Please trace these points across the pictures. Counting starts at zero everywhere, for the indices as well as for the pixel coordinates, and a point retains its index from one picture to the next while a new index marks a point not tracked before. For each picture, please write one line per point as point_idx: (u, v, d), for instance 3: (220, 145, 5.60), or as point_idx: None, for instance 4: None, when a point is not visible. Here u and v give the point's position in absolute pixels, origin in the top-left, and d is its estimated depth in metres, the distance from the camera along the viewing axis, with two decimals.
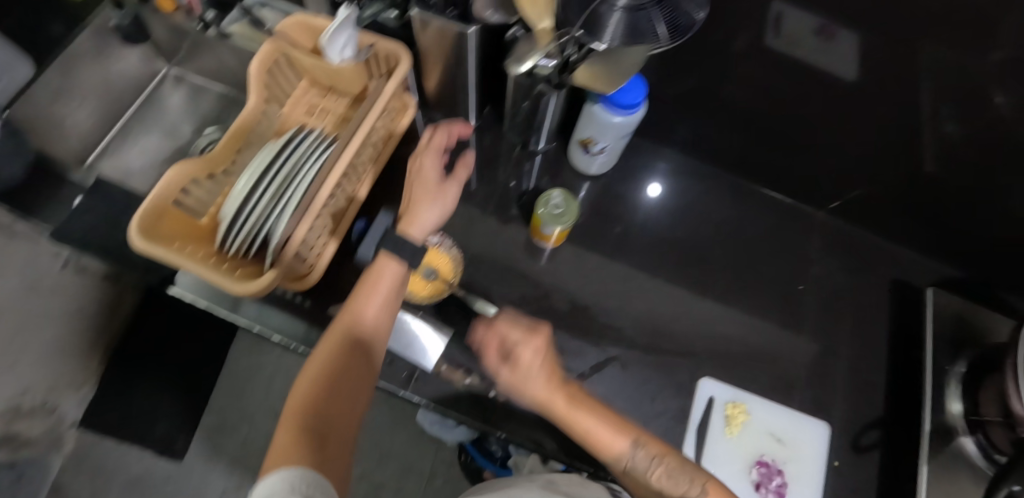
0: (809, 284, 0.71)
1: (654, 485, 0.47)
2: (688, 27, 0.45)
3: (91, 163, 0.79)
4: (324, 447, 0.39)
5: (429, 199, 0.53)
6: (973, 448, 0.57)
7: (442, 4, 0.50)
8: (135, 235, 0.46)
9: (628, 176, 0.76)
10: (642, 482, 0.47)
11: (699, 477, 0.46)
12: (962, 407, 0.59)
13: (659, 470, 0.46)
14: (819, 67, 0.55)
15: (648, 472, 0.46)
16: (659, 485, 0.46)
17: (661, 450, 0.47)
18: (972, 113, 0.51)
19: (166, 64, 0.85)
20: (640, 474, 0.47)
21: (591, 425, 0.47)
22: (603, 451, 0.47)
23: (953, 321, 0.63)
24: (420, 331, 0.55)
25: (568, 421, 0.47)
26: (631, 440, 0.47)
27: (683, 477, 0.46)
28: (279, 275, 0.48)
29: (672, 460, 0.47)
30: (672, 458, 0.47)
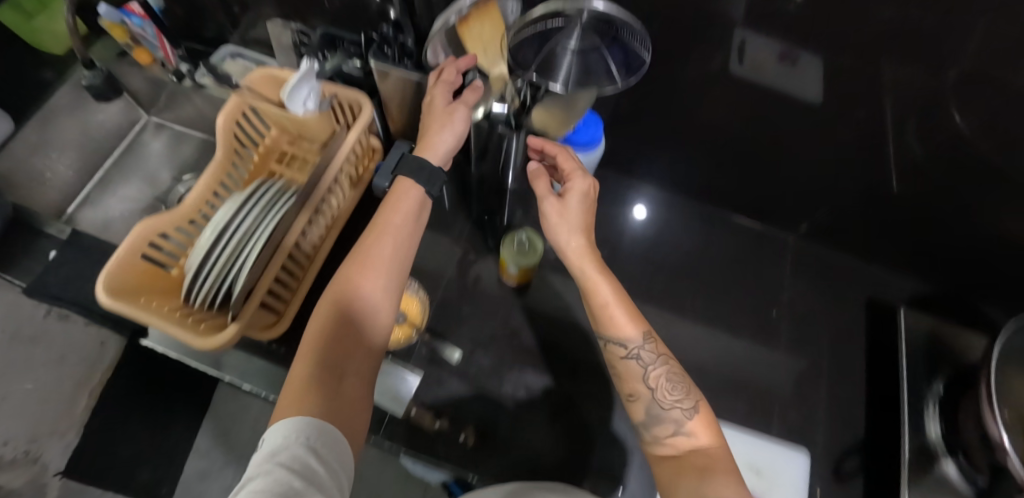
0: (781, 309, 0.71)
1: (648, 383, 0.45)
2: (639, 66, 0.48)
3: (71, 213, 0.79)
4: (341, 382, 0.41)
5: (439, 125, 0.51)
6: (954, 473, 0.56)
7: (398, 55, 0.54)
8: (101, 293, 0.46)
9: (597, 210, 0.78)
10: (638, 375, 0.45)
11: (693, 395, 0.45)
12: (940, 429, 0.58)
13: (659, 371, 0.45)
14: (782, 91, 0.56)
15: (649, 370, 0.45)
16: (652, 385, 0.45)
17: (666, 354, 0.46)
18: (935, 126, 0.52)
19: (146, 113, 0.87)
20: (639, 366, 0.45)
21: (615, 297, 0.45)
22: (615, 328, 0.45)
23: (925, 341, 0.64)
24: (388, 379, 0.56)
25: (596, 278, 0.45)
26: (644, 331, 0.45)
27: (680, 388, 0.44)
28: (243, 327, 0.48)
29: (674, 367, 0.45)
30: (677, 367, 0.46)
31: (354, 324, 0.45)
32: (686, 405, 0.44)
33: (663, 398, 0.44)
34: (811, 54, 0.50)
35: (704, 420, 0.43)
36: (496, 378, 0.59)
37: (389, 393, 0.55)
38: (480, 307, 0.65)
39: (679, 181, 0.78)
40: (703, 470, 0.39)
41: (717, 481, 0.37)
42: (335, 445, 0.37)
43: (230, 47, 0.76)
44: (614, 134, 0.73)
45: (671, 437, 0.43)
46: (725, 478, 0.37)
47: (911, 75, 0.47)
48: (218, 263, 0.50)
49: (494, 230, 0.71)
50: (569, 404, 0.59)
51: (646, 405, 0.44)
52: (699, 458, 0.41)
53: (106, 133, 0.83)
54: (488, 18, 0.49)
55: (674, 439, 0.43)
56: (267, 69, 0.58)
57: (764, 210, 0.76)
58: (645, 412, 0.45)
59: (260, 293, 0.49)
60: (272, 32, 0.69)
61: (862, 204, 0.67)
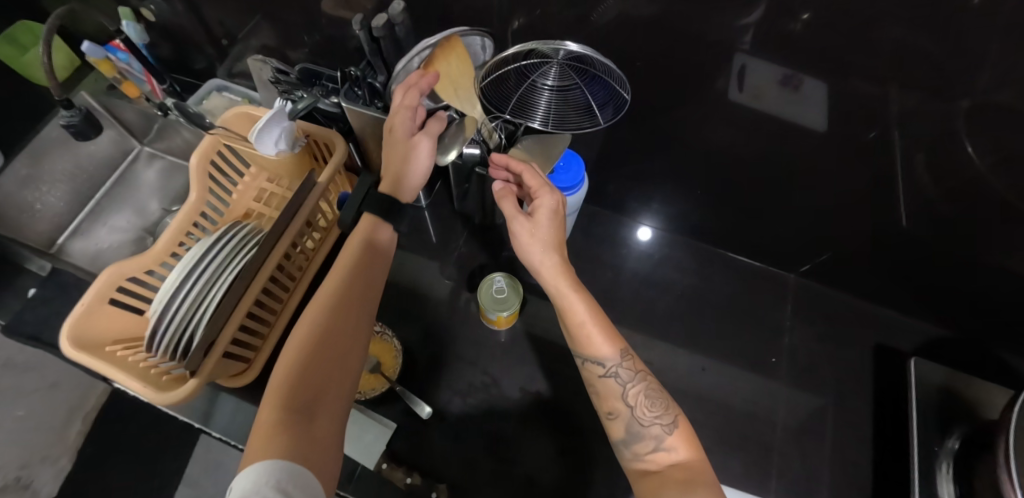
0: (781, 355, 0.68)
1: (627, 401, 0.42)
2: (615, 106, 0.49)
3: (61, 243, 0.80)
4: (311, 424, 0.39)
5: (403, 158, 0.50)
6: None
7: (369, 96, 0.55)
8: (66, 343, 0.45)
9: (587, 249, 0.75)
10: (616, 394, 0.42)
11: (673, 410, 0.42)
12: (955, 494, 0.53)
13: (638, 388, 0.42)
14: (785, 119, 0.52)
15: (628, 387, 0.42)
16: (632, 402, 0.42)
17: (645, 370, 0.43)
18: (949, 160, 0.48)
19: (139, 143, 0.87)
20: (617, 386, 0.42)
21: (590, 314, 0.42)
22: (591, 347, 0.43)
23: (939, 393, 0.59)
24: (358, 426, 0.54)
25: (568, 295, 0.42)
26: (620, 348, 0.43)
27: (660, 403, 0.42)
28: (203, 380, 0.46)
29: (652, 381, 0.43)
30: (656, 384, 0.43)
31: (325, 357, 0.43)
32: (666, 420, 0.41)
33: (642, 414, 0.41)
34: (815, 83, 0.47)
35: (685, 436, 0.40)
36: (472, 428, 0.57)
37: (357, 443, 0.52)
38: (461, 349, 0.62)
39: (672, 216, 0.75)
40: (686, 487, 0.36)
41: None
42: (306, 484, 0.35)
43: (216, 81, 0.75)
44: (605, 170, 0.71)
45: (651, 455, 0.40)
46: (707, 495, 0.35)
47: (922, 107, 0.44)
48: (182, 311, 0.48)
49: (478, 268, 0.69)
50: (551, 457, 0.56)
51: (625, 422, 0.41)
52: (681, 474, 0.38)
53: (99, 163, 0.84)
54: (455, 53, 0.49)
55: (655, 455, 0.40)
56: (242, 107, 0.58)
57: (762, 247, 0.73)
58: (625, 431, 0.42)
59: (224, 344, 0.47)
60: (253, 68, 0.67)
61: (867, 243, 0.64)
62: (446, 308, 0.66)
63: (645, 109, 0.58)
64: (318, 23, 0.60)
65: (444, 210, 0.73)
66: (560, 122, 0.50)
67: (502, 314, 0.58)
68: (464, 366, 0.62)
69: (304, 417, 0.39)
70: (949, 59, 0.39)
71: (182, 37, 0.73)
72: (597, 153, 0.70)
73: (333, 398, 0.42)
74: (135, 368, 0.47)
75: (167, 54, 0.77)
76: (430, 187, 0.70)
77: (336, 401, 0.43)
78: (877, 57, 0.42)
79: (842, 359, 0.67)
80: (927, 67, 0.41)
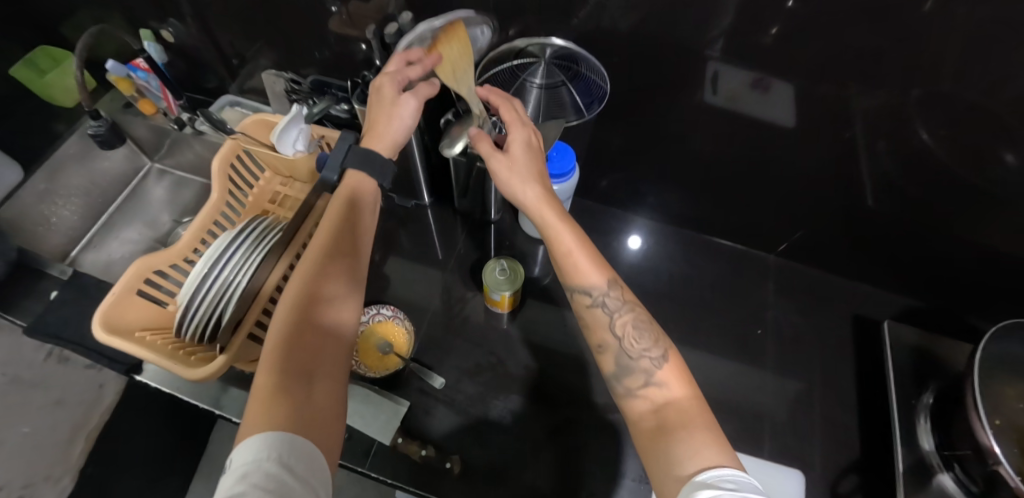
0: (767, 328, 0.72)
1: (615, 332, 0.46)
2: (598, 95, 0.57)
3: (75, 256, 0.83)
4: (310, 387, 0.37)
5: (387, 116, 0.50)
6: (952, 485, 0.55)
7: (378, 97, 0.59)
8: (98, 328, 0.48)
9: None
10: (605, 324, 0.46)
11: (662, 343, 0.45)
12: (933, 443, 0.57)
13: (626, 318, 0.46)
14: (755, 115, 0.58)
15: (616, 316, 0.46)
16: (620, 334, 0.46)
17: (633, 301, 0.47)
18: (900, 140, 0.54)
19: (150, 160, 0.91)
20: (606, 315, 0.46)
21: (573, 242, 0.46)
22: (581, 276, 0.47)
23: (912, 354, 0.64)
24: (375, 404, 0.57)
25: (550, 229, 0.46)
26: (608, 279, 0.46)
27: (648, 338, 0.45)
28: (230, 359, 0.49)
29: (641, 313, 0.47)
30: (644, 314, 0.47)
31: (315, 324, 0.41)
32: (655, 354, 0.44)
33: (631, 347, 0.45)
34: (780, 82, 0.53)
35: (674, 371, 0.43)
36: (481, 408, 0.60)
37: (374, 423, 0.55)
38: (468, 337, 0.66)
39: (659, 208, 0.81)
40: (680, 424, 0.39)
41: (692, 435, 0.38)
42: (312, 461, 0.33)
43: (229, 96, 0.81)
44: (593, 164, 0.77)
45: (642, 389, 0.43)
46: (702, 432, 0.38)
47: (877, 94, 0.50)
48: (208, 296, 0.52)
49: (479, 264, 0.73)
50: (557, 434, 0.59)
51: (615, 355, 0.46)
52: (673, 410, 0.40)
53: (112, 180, 0.87)
54: (456, 37, 0.48)
55: (646, 390, 0.43)
56: (261, 115, 0.63)
57: (745, 233, 0.78)
58: (615, 362, 0.46)
59: (249, 324, 0.51)
60: (266, 82, 0.74)
61: (840, 225, 0.69)
62: (450, 295, 0.70)
63: (631, 110, 0.64)
64: (328, 41, 0.66)
65: (445, 211, 0.77)
66: (550, 113, 0.58)
67: (501, 293, 0.62)
68: (470, 349, 0.65)
69: (304, 382, 0.37)
70: (890, 51, 0.45)
71: (198, 57, 0.78)
72: (588, 152, 0.75)
73: (330, 366, 0.40)
74: (164, 350, 0.50)
75: (182, 74, 0.82)
76: (431, 187, 0.75)
77: (332, 369, 0.40)
78: (833, 52, 0.48)
79: (826, 335, 0.72)
80: (873, 60, 0.47)
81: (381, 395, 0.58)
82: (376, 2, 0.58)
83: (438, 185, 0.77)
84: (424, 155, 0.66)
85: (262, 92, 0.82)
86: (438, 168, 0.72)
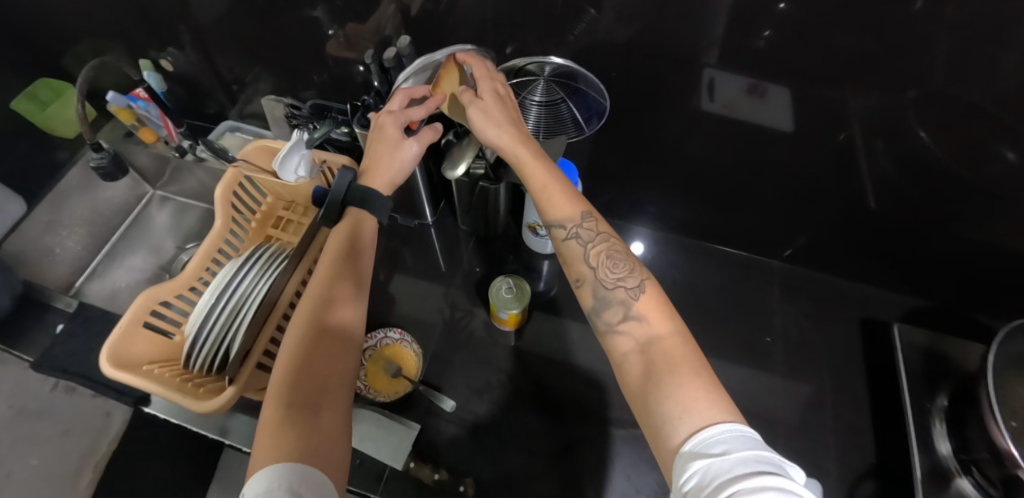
0: (776, 335, 0.72)
1: (590, 264, 0.45)
2: (598, 111, 0.58)
3: (79, 286, 0.81)
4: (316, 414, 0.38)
5: (388, 156, 0.51)
6: (971, 489, 0.54)
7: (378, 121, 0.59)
8: (106, 362, 0.48)
9: None
10: (579, 256, 0.45)
11: (639, 274, 0.43)
12: (950, 446, 0.57)
13: (601, 247, 0.45)
14: (753, 121, 0.59)
15: (591, 247, 0.45)
16: (594, 264, 0.44)
17: (609, 233, 0.46)
18: (899, 142, 0.54)
19: (151, 187, 0.91)
20: (580, 247, 0.45)
21: (544, 176, 0.46)
22: (554, 207, 0.46)
23: (923, 355, 0.64)
24: (386, 428, 0.57)
25: (524, 164, 0.46)
26: (583, 211, 0.45)
27: (623, 267, 0.44)
28: (240, 390, 0.49)
29: (618, 245, 0.45)
30: (619, 244, 0.45)
31: (324, 348, 0.42)
32: (631, 284, 0.43)
33: (607, 278, 0.43)
34: (776, 86, 0.53)
35: (653, 303, 0.41)
36: (492, 427, 0.60)
37: (387, 445, 0.56)
38: (475, 355, 0.65)
39: (661, 216, 0.80)
40: (666, 367, 0.36)
41: (681, 380, 0.35)
42: (318, 486, 0.33)
43: (230, 122, 0.82)
44: (595, 175, 0.77)
45: (620, 322, 0.41)
46: (689, 376, 0.35)
47: (875, 98, 0.50)
48: (217, 327, 0.52)
49: (484, 280, 0.72)
50: (570, 450, 0.59)
51: (591, 288, 0.44)
52: (659, 350, 0.37)
53: (114, 208, 0.88)
54: (453, 73, 0.53)
55: (626, 325, 0.41)
56: (263, 143, 0.63)
57: (749, 239, 0.78)
58: (593, 296, 0.44)
59: (258, 354, 0.51)
60: (266, 107, 0.74)
61: (844, 227, 0.69)
62: (457, 313, 0.69)
63: (631, 121, 0.64)
64: (327, 64, 0.66)
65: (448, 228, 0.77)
66: (551, 131, 0.59)
67: (506, 312, 0.62)
68: (480, 367, 0.64)
69: (309, 412, 0.38)
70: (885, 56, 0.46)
71: (197, 85, 0.78)
72: (588, 163, 0.75)
73: (334, 388, 0.41)
74: (172, 382, 0.50)
75: (182, 101, 0.83)
76: (433, 204, 0.75)
77: (337, 393, 0.40)
78: (830, 59, 0.48)
79: (835, 338, 0.71)
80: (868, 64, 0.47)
81: (393, 419, 0.58)
82: (373, 25, 0.58)
83: (441, 203, 0.77)
84: (426, 174, 0.66)
85: (261, 116, 0.82)
86: (440, 184, 0.73)
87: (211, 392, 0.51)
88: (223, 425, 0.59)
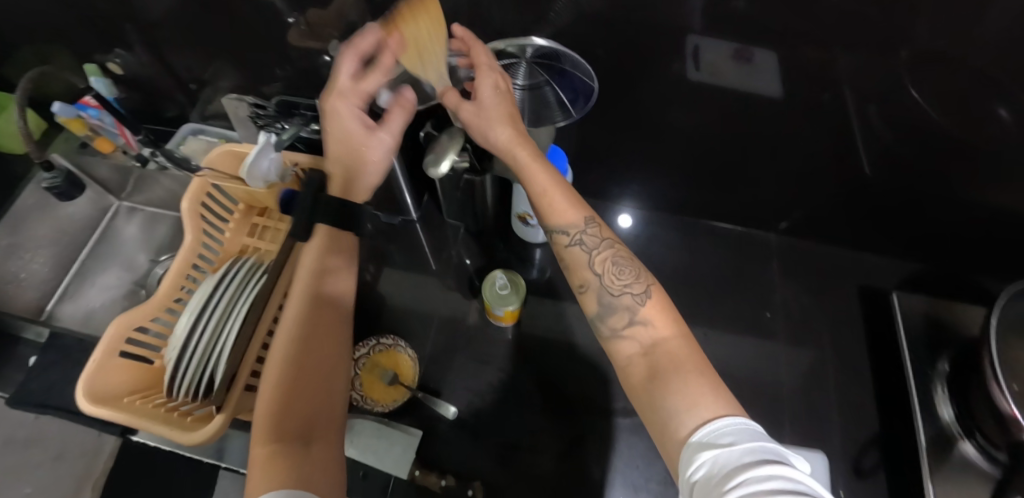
0: (775, 308, 0.71)
1: (595, 270, 0.43)
2: (586, 93, 0.54)
3: (51, 309, 0.78)
4: (308, 447, 0.36)
5: (355, 152, 0.47)
6: (974, 453, 0.56)
7: None
8: (83, 400, 0.45)
9: None
10: (584, 262, 0.43)
11: (645, 280, 0.42)
12: (952, 412, 0.58)
13: (606, 254, 0.43)
14: (744, 92, 0.56)
15: (595, 253, 0.43)
16: (600, 271, 0.43)
17: (613, 239, 0.44)
18: (893, 106, 0.52)
19: (117, 198, 0.86)
20: (585, 253, 0.43)
21: (546, 179, 0.45)
22: (558, 214, 0.44)
23: (924, 323, 0.64)
24: (386, 441, 0.55)
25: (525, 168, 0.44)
26: (585, 216, 0.44)
27: (629, 272, 0.42)
28: (229, 416, 0.47)
29: (622, 252, 0.43)
30: (624, 250, 0.44)
31: (314, 377, 0.40)
32: (637, 291, 0.41)
33: (612, 284, 0.42)
34: (761, 50, 0.50)
35: (658, 307, 0.40)
36: (495, 427, 0.58)
37: (388, 457, 0.54)
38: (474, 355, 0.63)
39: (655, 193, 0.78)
40: (672, 368, 0.35)
41: (685, 376, 0.34)
42: None
43: (191, 125, 0.78)
44: (583, 157, 0.74)
45: (625, 327, 0.40)
46: (693, 374, 0.34)
47: (869, 63, 0.48)
48: (198, 352, 0.49)
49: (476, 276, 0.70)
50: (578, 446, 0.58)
51: (596, 294, 0.42)
52: (664, 351, 0.37)
53: (79, 224, 0.83)
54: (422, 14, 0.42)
55: (631, 330, 0.39)
56: (227, 147, 0.58)
57: (742, 212, 0.76)
58: (597, 303, 0.42)
59: (245, 377, 0.48)
60: (228, 105, 0.68)
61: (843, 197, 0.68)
62: (451, 311, 0.67)
63: (617, 99, 0.61)
64: (288, 57, 0.62)
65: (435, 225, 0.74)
66: (537, 118, 0.55)
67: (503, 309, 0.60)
68: (479, 366, 0.63)
69: (299, 445, 0.36)
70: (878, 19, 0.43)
71: (151, 86, 0.73)
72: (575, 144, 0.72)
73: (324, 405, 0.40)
74: (157, 413, 0.47)
75: (137, 106, 0.77)
76: (417, 199, 0.72)
77: (326, 411, 0.39)
78: (830, 25, 0.45)
79: (833, 308, 0.71)
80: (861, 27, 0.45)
81: (390, 429, 0.56)
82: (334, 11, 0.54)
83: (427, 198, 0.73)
84: (407, 170, 0.63)
85: (225, 116, 0.77)
86: (422, 178, 0.69)
87: (199, 418, 0.49)
88: (218, 448, 0.56)
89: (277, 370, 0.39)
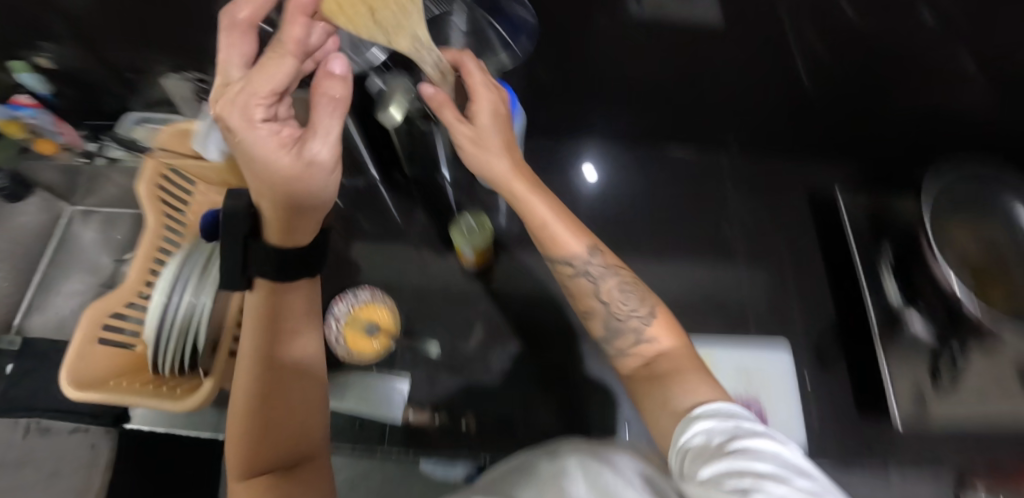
0: (733, 222, 0.77)
1: (602, 299, 0.51)
2: (523, 25, 0.56)
3: (19, 323, 0.77)
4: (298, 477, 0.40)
5: (283, 187, 0.35)
6: (919, 323, 0.66)
7: None
8: (68, 385, 0.46)
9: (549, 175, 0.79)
10: (590, 291, 0.52)
11: (648, 303, 0.50)
12: (899, 289, 0.68)
13: (612, 283, 0.51)
14: (687, 22, 0.58)
15: (603, 280, 0.51)
16: (605, 300, 0.51)
17: (614, 265, 0.52)
18: (828, 11, 0.55)
19: (66, 203, 0.83)
20: (589, 283, 0.52)
21: (553, 207, 0.52)
22: (561, 247, 0.52)
23: (868, 220, 0.74)
24: (378, 391, 0.61)
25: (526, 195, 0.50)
26: (589, 247, 0.51)
27: (634, 299, 0.50)
28: (218, 382, 0.48)
29: (625, 276, 0.52)
30: (628, 277, 0.52)
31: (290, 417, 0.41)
32: (643, 313, 0.50)
33: (619, 311, 0.50)
34: None
35: (662, 324, 0.49)
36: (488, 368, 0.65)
37: (383, 405, 0.61)
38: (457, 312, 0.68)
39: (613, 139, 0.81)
40: (671, 371, 0.45)
41: (689, 378, 0.44)
42: None
43: (135, 114, 0.73)
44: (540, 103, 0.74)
45: (633, 345, 0.49)
46: (692, 372, 0.44)
47: None
48: (174, 328, 0.50)
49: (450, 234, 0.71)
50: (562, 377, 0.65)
51: (603, 319, 0.51)
52: (667, 361, 0.47)
53: (31, 233, 0.80)
54: None
55: (638, 346, 0.49)
56: (173, 125, 0.57)
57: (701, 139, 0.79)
58: (605, 325, 0.51)
59: (225, 349, 0.51)
60: (171, 87, 0.70)
61: (789, 116, 0.71)
62: (430, 266, 0.70)
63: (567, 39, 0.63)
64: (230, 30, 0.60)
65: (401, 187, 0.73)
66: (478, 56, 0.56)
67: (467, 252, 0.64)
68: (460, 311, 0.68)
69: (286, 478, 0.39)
70: None
71: (87, 79, 0.70)
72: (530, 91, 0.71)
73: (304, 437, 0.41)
74: (146, 389, 0.49)
75: (72, 102, 0.73)
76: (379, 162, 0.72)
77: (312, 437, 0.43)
78: None
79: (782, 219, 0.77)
80: None
81: (378, 381, 0.62)
82: None
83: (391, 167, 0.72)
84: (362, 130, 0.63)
85: (168, 102, 0.74)
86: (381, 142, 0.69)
87: (187, 389, 0.51)
88: None
89: (246, 389, 0.39)
